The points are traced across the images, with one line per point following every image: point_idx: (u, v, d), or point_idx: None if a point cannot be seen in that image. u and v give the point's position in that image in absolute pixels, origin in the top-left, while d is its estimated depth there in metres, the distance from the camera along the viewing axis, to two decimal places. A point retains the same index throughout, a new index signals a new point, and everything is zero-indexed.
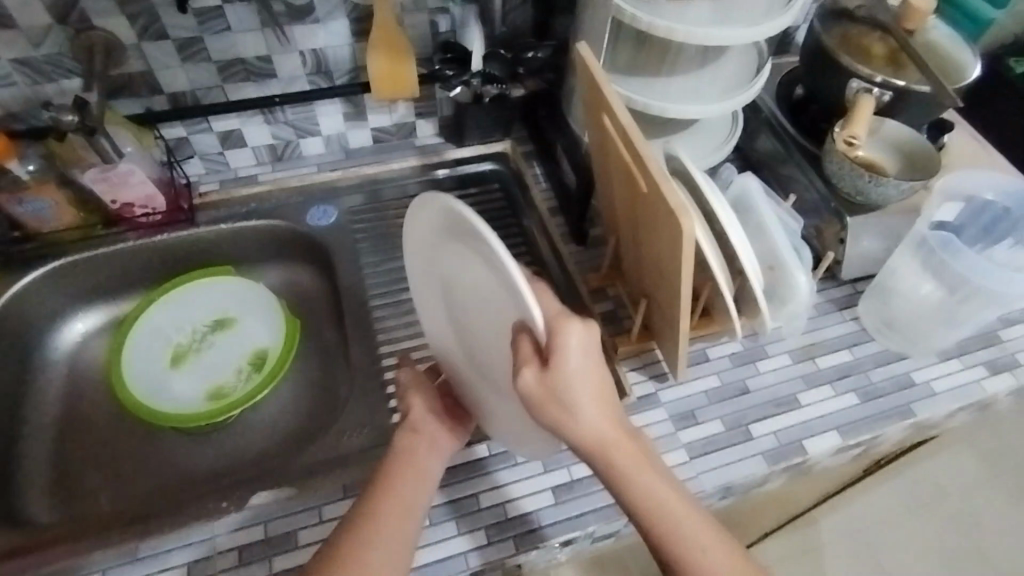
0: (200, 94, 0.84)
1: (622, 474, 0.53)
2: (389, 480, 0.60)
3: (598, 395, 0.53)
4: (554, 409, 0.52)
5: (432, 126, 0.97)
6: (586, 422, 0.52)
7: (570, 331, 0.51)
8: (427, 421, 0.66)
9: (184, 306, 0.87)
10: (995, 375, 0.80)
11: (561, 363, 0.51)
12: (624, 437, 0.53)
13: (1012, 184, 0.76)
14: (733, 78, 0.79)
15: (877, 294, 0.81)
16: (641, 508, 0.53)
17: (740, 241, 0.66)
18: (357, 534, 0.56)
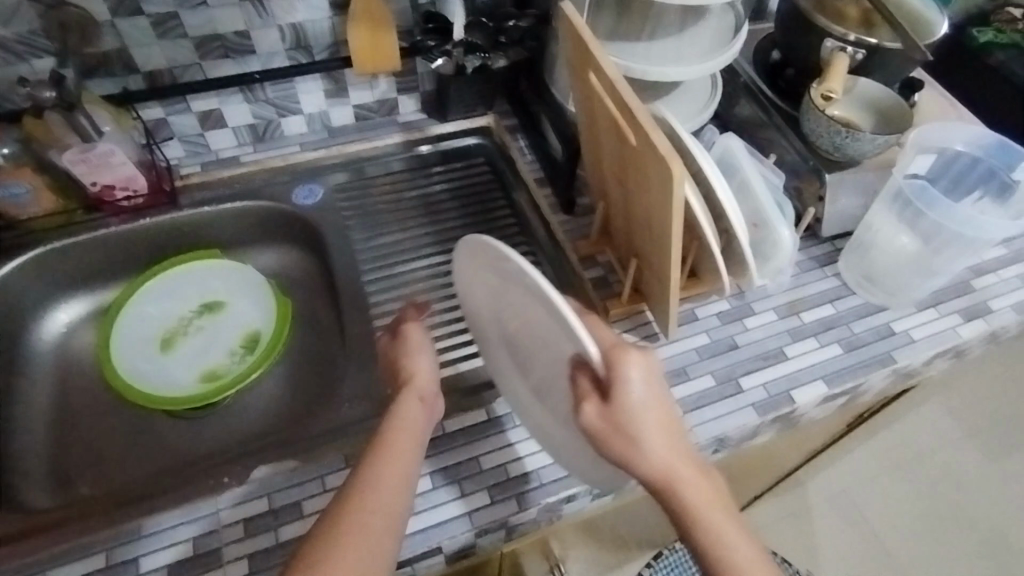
0: (176, 73, 0.83)
1: (689, 512, 0.53)
2: (385, 445, 0.58)
3: (663, 427, 0.54)
4: (616, 442, 0.54)
5: (414, 102, 0.96)
6: (651, 456, 0.53)
7: (632, 363, 0.53)
8: (430, 388, 0.65)
9: (173, 291, 0.86)
10: (970, 322, 0.83)
11: (620, 397, 0.53)
12: (691, 473, 0.54)
13: (981, 135, 0.78)
14: (712, 39, 0.80)
15: (856, 248, 0.84)
16: (709, 548, 0.53)
17: (726, 194, 0.67)
18: (358, 497, 0.54)
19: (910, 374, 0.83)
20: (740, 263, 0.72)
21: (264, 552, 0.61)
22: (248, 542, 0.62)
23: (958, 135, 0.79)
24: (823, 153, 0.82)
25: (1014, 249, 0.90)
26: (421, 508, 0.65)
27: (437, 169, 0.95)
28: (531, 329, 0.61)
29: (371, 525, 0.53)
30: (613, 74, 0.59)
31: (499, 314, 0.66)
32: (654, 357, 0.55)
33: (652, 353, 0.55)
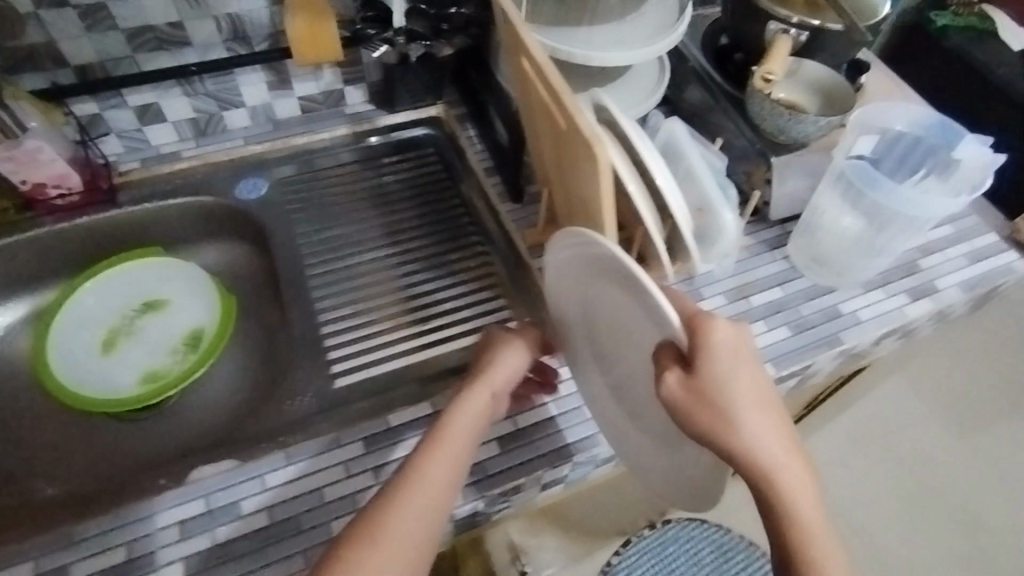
0: (110, 67, 0.80)
1: (774, 487, 0.54)
2: (440, 442, 0.60)
3: (750, 399, 0.54)
4: (705, 416, 0.53)
5: (362, 94, 0.94)
6: (742, 430, 0.54)
7: (719, 334, 0.54)
8: (504, 387, 0.66)
9: (115, 291, 0.84)
10: (916, 302, 0.84)
11: (708, 368, 0.53)
12: (778, 447, 0.54)
13: (918, 113, 0.79)
14: (656, 24, 0.80)
15: (804, 231, 0.83)
16: (785, 516, 0.54)
17: (663, 177, 0.66)
18: (401, 494, 0.56)
19: (859, 354, 0.84)
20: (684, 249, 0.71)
21: (201, 554, 0.61)
22: (185, 544, 0.61)
23: (894, 114, 0.79)
24: (769, 134, 0.82)
25: (958, 228, 0.91)
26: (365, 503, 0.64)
27: (388, 160, 0.93)
28: (611, 308, 0.60)
29: (405, 527, 0.55)
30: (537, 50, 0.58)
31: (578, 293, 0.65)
32: (740, 329, 0.55)
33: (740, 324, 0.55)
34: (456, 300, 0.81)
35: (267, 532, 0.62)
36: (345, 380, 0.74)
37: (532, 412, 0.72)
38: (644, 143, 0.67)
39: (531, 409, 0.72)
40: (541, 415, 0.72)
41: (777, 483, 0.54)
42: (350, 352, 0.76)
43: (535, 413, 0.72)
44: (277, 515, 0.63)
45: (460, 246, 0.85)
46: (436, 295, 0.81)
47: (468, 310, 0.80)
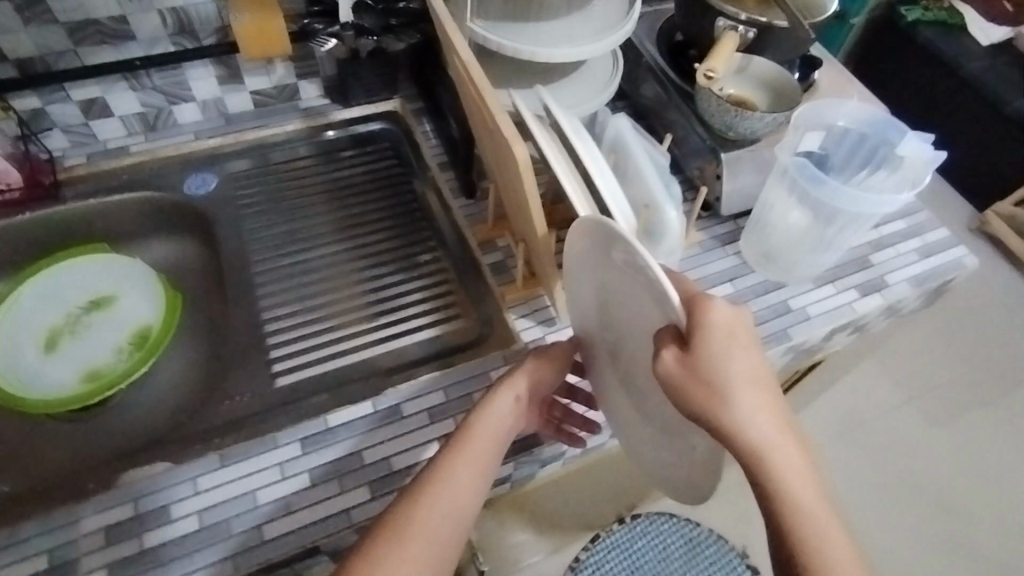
0: (51, 61, 0.79)
1: (771, 473, 0.51)
2: (467, 445, 0.63)
3: (748, 380, 0.52)
4: (701, 394, 0.51)
5: (316, 87, 0.92)
6: (739, 409, 0.51)
7: (720, 312, 0.52)
8: (528, 391, 0.68)
9: (58, 288, 0.83)
10: (865, 297, 0.84)
11: (704, 344, 0.52)
12: (778, 431, 0.52)
13: (863, 111, 0.80)
14: (605, 19, 0.79)
15: (754, 228, 0.84)
16: (786, 504, 0.50)
17: (601, 178, 0.66)
18: (425, 496, 0.60)
19: (809, 349, 0.85)
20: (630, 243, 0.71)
21: (127, 559, 0.63)
22: (108, 551, 0.64)
23: (838, 111, 0.80)
24: (719, 131, 0.82)
25: (911, 223, 0.91)
26: (297, 507, 0.67)
27: (344, 153, 0.92)
28: (619, 292, 0.60)
29: (430, 527, 0.58)
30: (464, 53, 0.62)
31: (591, 282, 0.65)
32: (741, 311, 0.54)
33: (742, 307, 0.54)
34: (400, 299, 0.82)
35: (196, 537, 0.65)
36: (285, 380, 0.76)
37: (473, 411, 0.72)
38: (582, 145, 0.67)
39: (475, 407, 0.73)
40: None
41: (777, 468, 0.51)
42: (293, 351, 0.78)
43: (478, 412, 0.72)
44: (208, 519, 0.66)
45: (408, 242, 0.85)
46: (381, 294, 0.82)
47: (410, 309, 0.81)
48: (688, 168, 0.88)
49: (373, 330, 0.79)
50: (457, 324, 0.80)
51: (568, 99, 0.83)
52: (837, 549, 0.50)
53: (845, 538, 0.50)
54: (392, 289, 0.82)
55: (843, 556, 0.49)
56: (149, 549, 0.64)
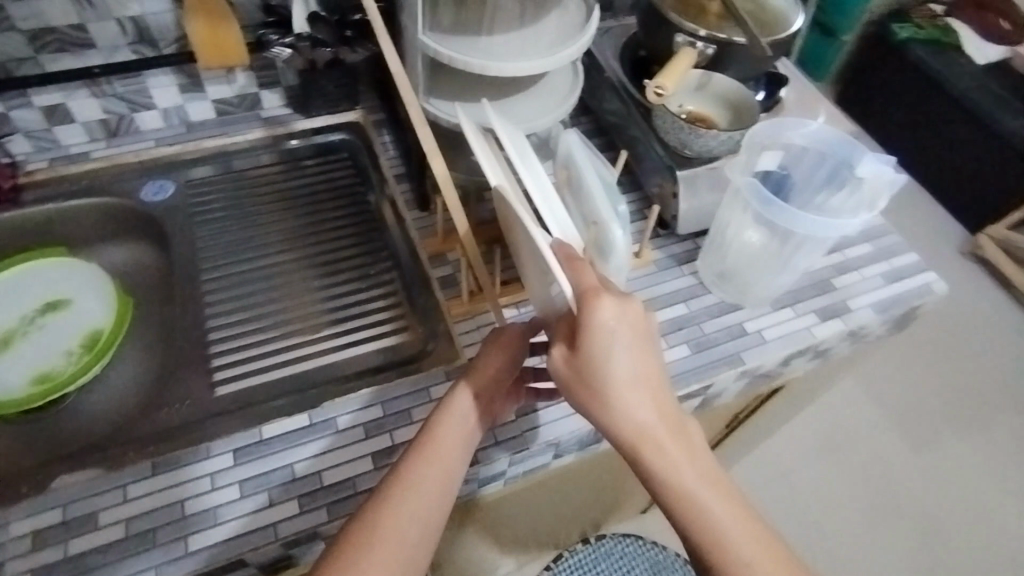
0: (12, 67, 0.80)
1: (655, 469, 0.53)
2: (429, 449, 0.61)
3: (634, 379, 0.53)
4: (584, 392, 0.53)
5: (278, 97, 0.93)
6: (622, 408, 0.53)
7: (605, 311, 0.52)
8: (490, 387, 0.66)
9: (14, 291, 0.84)
10: (825, 322, 0.81)
11: (587, 345, 0.53)
12: (662, 428, 0.53)
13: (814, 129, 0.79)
14: (560, 32, 0.79)
15: (712, 247, 0.82)
16: (673, 497, 0.53)
17: (540, 194, 0.65)
18: (385, 503, 0.58)
19: (766, 374, 0.82)
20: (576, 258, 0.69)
21: (48, 567, 0.62)
22: (33, 556, 0.63)
23: (795, 131, 0.79)
24: (675, 147, 0.82)
25: (877, 247, 0.89)
26: (225, 518, 0.65)
27: (307, 163, 0.92)
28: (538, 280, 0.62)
29: (401, 531, 0.57)
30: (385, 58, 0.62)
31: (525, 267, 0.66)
32: (630, 305, 0.54)
33: (631, 301, 0.54)
34: (346, 310, 0.82)
35: (120, 546, 0.64)
36: (225, 389, 0.76)
37: (409, 426, 0.71)
38: (521, 160, 0.66)
39: (412, 423, 0.71)
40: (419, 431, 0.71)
41: (663, 466, 0.52)
42: (235, 360, 0.78)
43: (414, 428, 0.71)
44: (134, 527, 0.65)
45: (359, 254, 0.86)
46: (328, 304, 0.82)
47: (354, 322, 0.81)
48: (648, 185, 0.87)
49: (315, 341, 0.79)
50: (401, 337, 0.79)
51: (525, 113, 0.82)
52: (727, 534, 0.52)
53: (739, 523, 0.53)
54: (344, 300, 0.82)
55: (734, 541, 0.52)
56: (74, 556, 0.63)
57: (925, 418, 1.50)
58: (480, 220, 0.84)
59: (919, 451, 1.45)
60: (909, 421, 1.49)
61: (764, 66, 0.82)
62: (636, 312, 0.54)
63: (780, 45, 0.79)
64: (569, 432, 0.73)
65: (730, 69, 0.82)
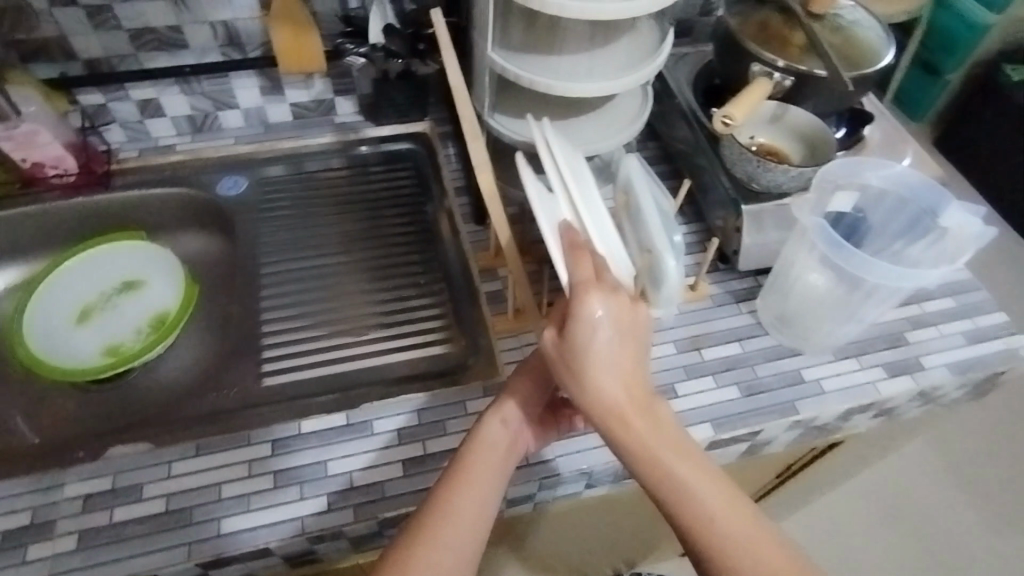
0: (114, 63, 0.87)
1: (628, 447, 0.52)
2: (464, 477, 0.58)
3: (615, 364, 0.54)
4: (566, 372, 0.55)
5: (352, 104, 0.96)
6: (600, 389, 0.53)
7: (592, 303, 0.54)
8: (519, 414, 0.64)
9: (97, 268, 0.90)
10: (893, 378, 0.76)
11: (573, 328, 0.54)
12: (641, 413, 0.53)
13: (893, 170, 0.75)
14: (632, 55, 0.77)
15: (773, 287, 0.78)
16: (651, 477, 0.52)
17: (591, 218, 0.64)
18: (425, 534, 0.55)
19: (823, 427, 0.77)
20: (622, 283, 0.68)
21: (94, 530, 0.63)
22: (84, 517, 0.64)
23: (872, 172, 0.75)
24: (742, 180, 0.78)
25: (959, 302, 0.82)
26: (256, 506, 0.65)
27: (374, 169, 0.95)
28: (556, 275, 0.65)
29: (438, 558, 0.54)
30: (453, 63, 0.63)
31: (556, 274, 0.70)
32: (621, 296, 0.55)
33: (619, 293, 0.55)
34: (396, 313, 0.83)
35: (157, 520, 0.64)
36: (270, 380, 0.78)
37: (443, 438, 0.70)
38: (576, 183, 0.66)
39: (446, 434, 0.70)
40: (452, 443, 0.69)
41: (636, 447, 0.52)
42: (283, 353, 0.80)
43: (447, 439, 0.70)
44: (173, 504, 0.65)
45: (413, 260, 0.87)
46: (378, 307, 0.83)
47: (402, 327, 0.82)
48: (710, 216, 0.84)
49: (363, 341, 0.81)
50: (445, 347, 0.80)
51: (588, 135, 0.81)
52: (711, 520, 0.50)
53: (723, 508, 0.51)
54: (394, 304, 0.84)
55: (715, 524, 0.50)
56: (116, 523, 0.63)
57: (1008, 492, 1.37)
58: (534, 238, 0.83)
59: (998, 528, 1.34)
60: (990, 495, 1.37)
61: (844, 102, 0.78)
62: (624, 304, 0.55)
63: (864, 81, 0.76)
64: (602, 462, 0.71)
65: (806, 103, 0.78)
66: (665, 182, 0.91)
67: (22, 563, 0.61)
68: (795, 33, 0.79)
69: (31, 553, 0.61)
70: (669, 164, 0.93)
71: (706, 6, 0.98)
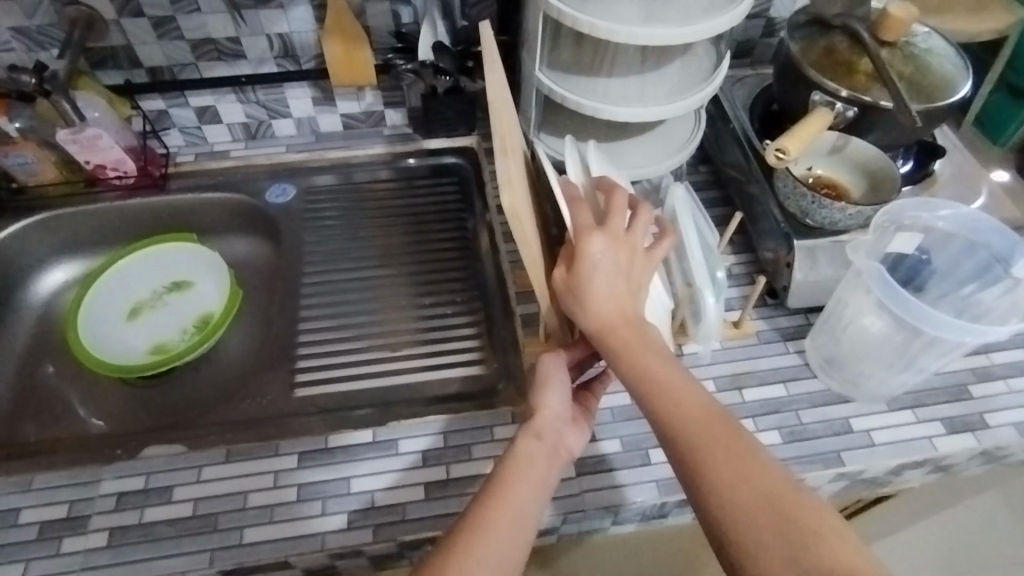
0: (176, 71, 0.89)
1: (623, 358, 0.56)
2: (501, 493, 0.55)
3: (613, 292, 0.58)
4: (572, 298, 0.59)
5: (402, 116, 0.98)
6: (598, 310, 0.58)
7: (594, 243, 0.59)
8: (552, 428, 0.63)
9: (151, 266, 0.93)
10: (952, 435, 0.70)
11: (578, 262, 0.59)
12: (634, 334, 0.57)
13: (961, 210, 0.70)
14: (685, 79, 0.75)
15: (824, 329, 0.74)
16: (644, 386, 0.55)
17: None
18: (461, 548, 0.51)
19: (871, 480, 0.72)
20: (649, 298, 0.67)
21: (124, 528, 0.65)
22: (115, 515, 0.66)
23: (938, 211, 0.71)
24: (795, 215, 0.75)
25: None
26: (278, 518, 0.65)
27: (421, 182, 0.95)
28: None
29: (472, 566, 0.50)
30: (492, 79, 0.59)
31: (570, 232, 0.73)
32: (621, 237, 0.60)
33: (622, 235, 0.60)
34: (433, 329, 0.82)
35: (184, 523, 0.65)
36: (304, 391, 0.78)
37: (467, 463, 0.69)
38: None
39: (471, 459, 0.69)
40: (476, 470, 0.68)
41: (628, 361, 0.56)
42: (316, 365, 0.80)
43: (472, 464, 0.69)
44: (200, 508, 0.66)
45: (454, 277, 0.87)
46: (418, 322, 0.83)
47: (439, 344, 0.81)
48: (760, 248, 0.80)
49: (400, 357, 0.80)
50: (478, 368, 0.79)
51: (635, 159, 0.79)
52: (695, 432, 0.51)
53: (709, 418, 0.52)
54: (430, 318, 0.83)
55: (700, 429, 0.52)
56: (145, 524, 0.65)
57: None
58: None
59: None
60: None
61: (911, 136, 0.73)
62: (623, 247, 0.60)
63: (933, 115, 0.71)
64: (629, 502, 0.67)
65: (869, 135, 0.74)
66: (716, 208, 0.88)
67: (56, 555, 0.63)
68: (862, 59, 0.74)
69: (64, 546, 0.64)
70: (719, 191, 0.90)
71: (769, 27, 0.94)
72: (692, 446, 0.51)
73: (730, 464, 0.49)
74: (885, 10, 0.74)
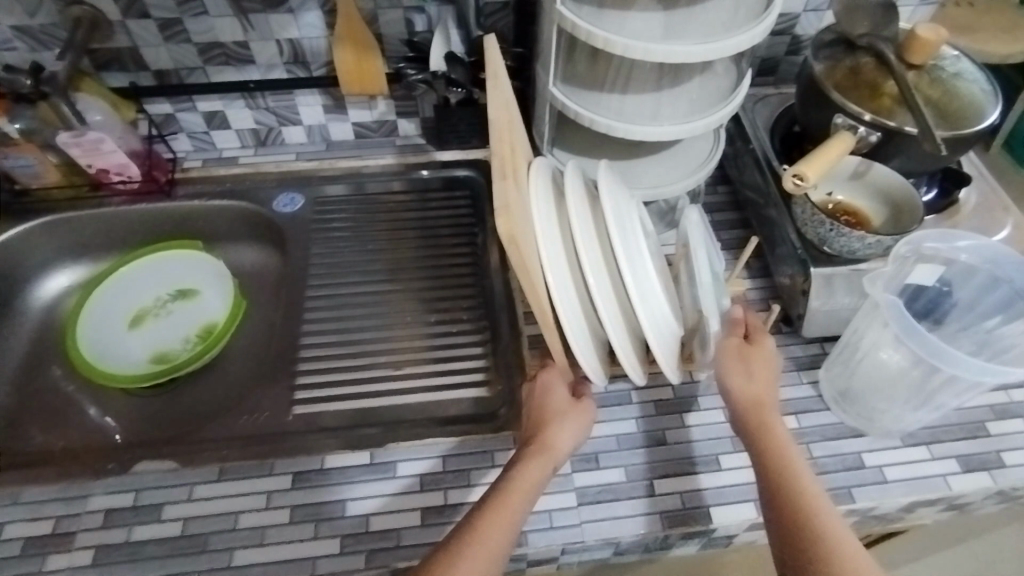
0: (183, 74, 0.88)
1: (760, 425, 0.60)
2: (502, 506, 0.55)
3: (768, 377, 0.63)
4: (734, 360, 0.63)
5: (414, 126, 0.96)
6: (752, 379, 0.62)
7: (769, 342, 0.65)
8: (564, 458, 0.62)
9: (155, 273, 0.92)
10: (967, 474, 0.68)
11: (759, 343, 0.64)
12: (774, 414, 0.61)
13: (984, 242, 0.68)
14: (703, 99, 0.73)
15: (838, 361, 0.72)
16: (772, 462, 0.57)
17: (598, 287, 0.64)
18: (458, 555, 0.52)
19: (882, 517, 0.70)
20: (666, 326, 0.66)
21: (112, 546, 0.64)
22: (104, 532, 0.65)
23: (961, 243, 0.68)
24: (813, 242, 0.72)
25: None
26: (269, 541, 0.64)
27: (434, 195, 0.94)
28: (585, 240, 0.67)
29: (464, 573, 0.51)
30: (491, 100, 0.58)
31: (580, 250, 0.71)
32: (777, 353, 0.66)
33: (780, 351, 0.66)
34: (440, 347, 0.81)
35: (174, 543, 0.64)
36: (302, 409, 0.76)
37: (466, 489, 0.67)
38: (586, 250, 0.64)
39: (469, 484, 0.67)
40: (474, 495, 0.67)
41: (769, 430, 0.59)
42: (316, 380, 0.79)
43: (470, 490, 0.67)
44: (191, 527, 0.65)
45: (464, 294, 0.85)
46: (423, 341, 0.81)
47: (443, 363, 0.79)
48: (776, 273, 0.78)
49: (403, 375, 0.79)
50: (482, 389, 0.77)
51: (649, 178, 0.78)
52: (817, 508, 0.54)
53: (831, 520, 0.53)
54: (436, 338, 0.82)
55: (819, 518, 0.53)
56: (133, 542, 0.64)
57: None
58: None
59: None
60: None
61: (935, 163, 0.71)
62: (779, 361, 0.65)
63: (959, 142, 0.68)
64: (631, 534, 0.65)
65: (891, 160, 0.72)
66: (733, 230, 0.86)
67: (41, 572, 0.62)
68: (889, 82, 0.72)
69: (50, 562, 0.62)
70: (736, 212, 0.87)
71: (794, 44, 0.92)
72: (798, 533, 0.52)
73: (833, 552, 0.51)
74: (913, 32, 0.72)
